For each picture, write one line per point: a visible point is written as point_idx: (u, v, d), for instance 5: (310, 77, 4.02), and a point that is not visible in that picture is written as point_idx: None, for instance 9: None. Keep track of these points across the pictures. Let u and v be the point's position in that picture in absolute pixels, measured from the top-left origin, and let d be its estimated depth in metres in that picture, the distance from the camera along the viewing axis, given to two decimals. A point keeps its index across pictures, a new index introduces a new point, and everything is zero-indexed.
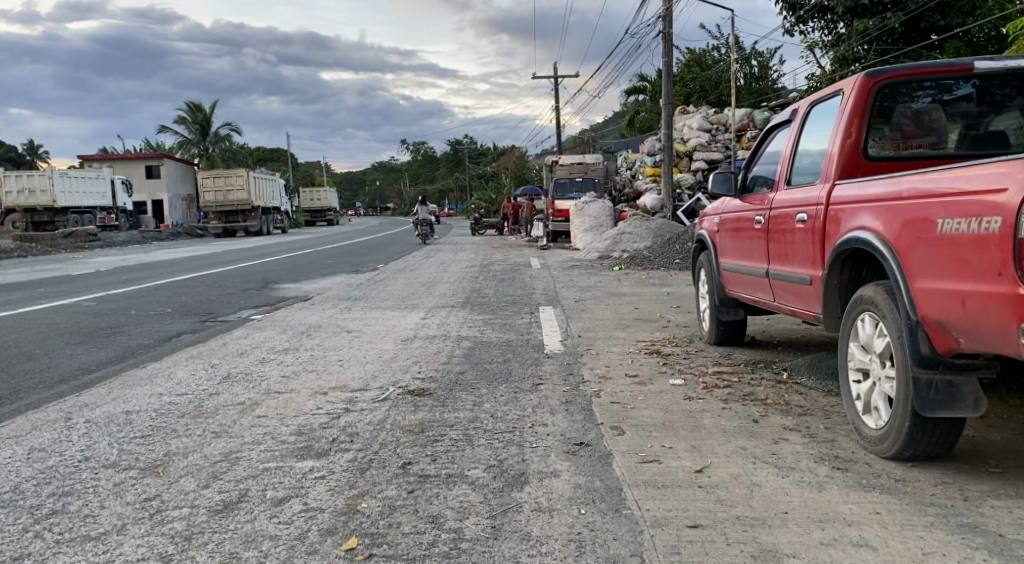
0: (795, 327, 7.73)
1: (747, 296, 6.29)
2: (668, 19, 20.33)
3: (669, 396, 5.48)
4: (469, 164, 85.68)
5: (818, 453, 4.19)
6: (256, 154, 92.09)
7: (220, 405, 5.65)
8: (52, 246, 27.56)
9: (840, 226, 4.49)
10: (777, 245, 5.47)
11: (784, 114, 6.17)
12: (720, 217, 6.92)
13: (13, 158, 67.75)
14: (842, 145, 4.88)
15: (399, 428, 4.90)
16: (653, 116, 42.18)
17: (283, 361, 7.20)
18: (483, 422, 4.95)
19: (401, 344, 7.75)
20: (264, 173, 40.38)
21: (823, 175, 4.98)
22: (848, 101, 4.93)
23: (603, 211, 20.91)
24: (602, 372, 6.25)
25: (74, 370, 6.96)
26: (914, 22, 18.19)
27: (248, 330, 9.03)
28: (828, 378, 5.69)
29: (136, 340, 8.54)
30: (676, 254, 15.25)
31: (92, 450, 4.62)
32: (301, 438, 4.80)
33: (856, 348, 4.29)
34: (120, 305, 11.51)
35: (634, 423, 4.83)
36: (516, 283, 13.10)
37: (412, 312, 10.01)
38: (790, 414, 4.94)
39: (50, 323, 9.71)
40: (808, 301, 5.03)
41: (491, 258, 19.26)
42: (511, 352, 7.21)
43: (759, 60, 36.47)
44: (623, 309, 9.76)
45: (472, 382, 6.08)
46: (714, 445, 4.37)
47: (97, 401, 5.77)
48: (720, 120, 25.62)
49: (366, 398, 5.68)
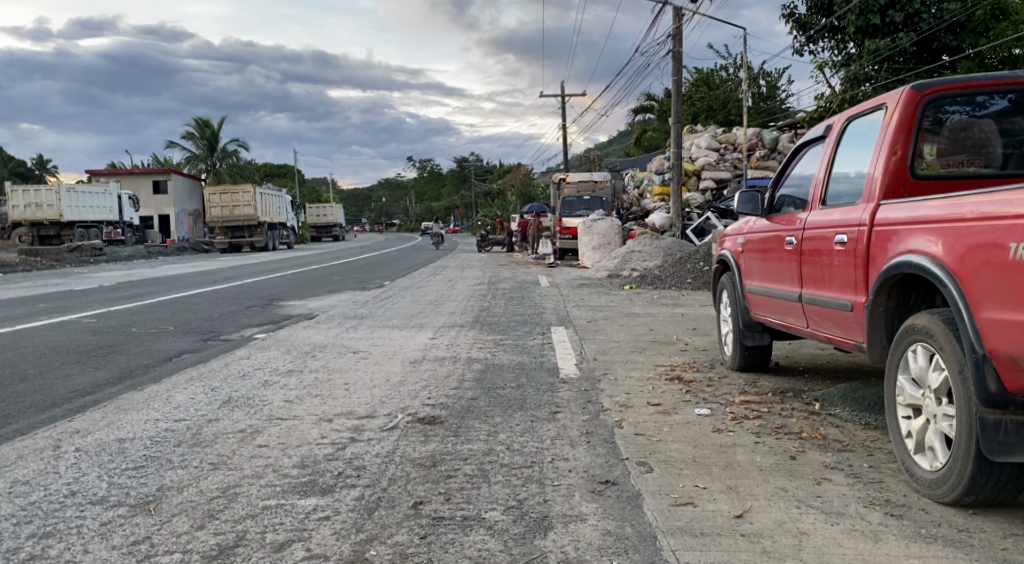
0: (822, 354, 7.40)
1: (775, 321, 5.96)
2: (678, 37, 20.13)
3: (697, 428, 5.13)
4: (475, 182, 85.62)
5: (865, 496, 3.87)
6: (263, 169, 92.06)
7: (219, 433, 5.32)
8: (56, 260, 27.40)
9: (888, 249, 4.17)
10: (811, 269, 5.15)
11: (814, 131, 5.86)
12: (745, 238, 6.60)
13: (22, 172, 68.25)
14: (887, 162, 4.54)
15: (409, 462, 4.56)
16: (660, 135, 42.07)
17: (286, 384, 6.86)
18: (498, 456, 4.61)
19: (409, 367, 7.41)
20: (272, 190, 40.21)
21: (865, 195, 4.65)
22: (892, 115, 4.61)
23: (611, 229, 20.60)
24: (623, 400, 5.89)
25: (68, 393, 6.63)
26: (926, 42, 17.88)
27: (251, 350, 8.72)
28: (863, 410, 5.34)
29: (134, 360, 8.22)
30: (688, 274, 14.78)
31: (79, 484, 4.30)
32: (304, 472, 4.46)
33: (905, 381, 3.97)
34: (121, 323, 11.20)
35: (662, 459, 4.50)
36: (525, 302, 12.81)
37: (420, 332, 9.69)
38: (829, 450, 4.61)
39: (47, 342, 9.39)
40: (849, 328, 4.71)
41: (498, 275, 18.91)
42: (524, 376, 6.86)
43: (767, 80, 36.49)
44: (638, 331, 9.42)
45: (485, 409, 5.74)
46: (751, 486, 4.04)
47: (89, 427, 5.44)
48: (729, 140, 25.43)
49: (373, 427, 5.35)
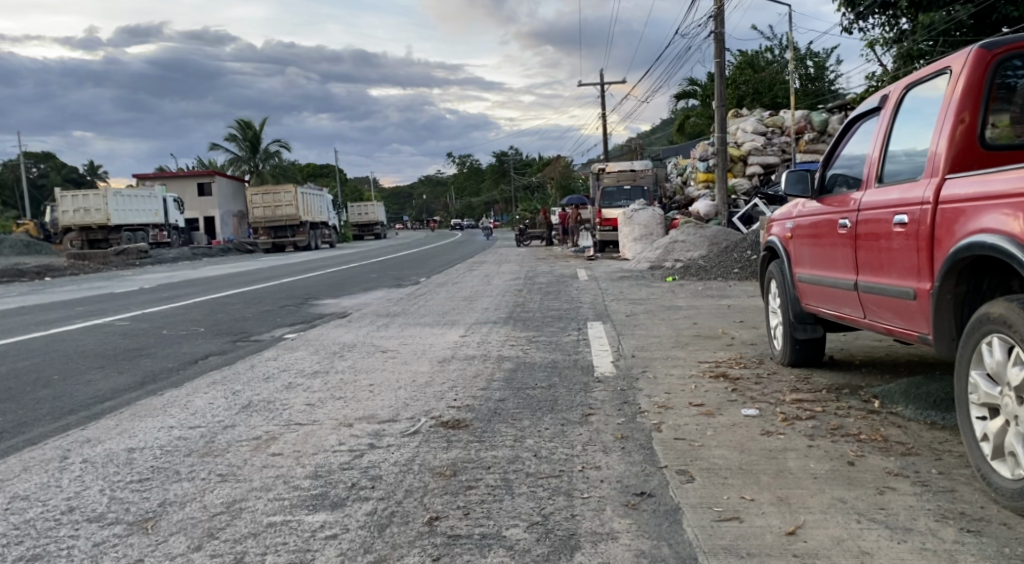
0: (878, 346, 6.91)
1: (829, 311, 5.50)
2: (719, 19, 19.49)
3: (743, 431, 4.71)
4: (516, 176, 85.20)
5: (935, 508, 3.44)
6: (307, 169, 92.83)
7: (233, 440, 5.04)
8: (104, 263, 27.71)
9: (957, 227, 3.72)
10: (868, 253, 4.69)
11: (868, 102, 5.36)
12: (794, 222, 6.12)
13: (76, 179, 69.88)
14: (953, 132, 4.07)
15: (428, 471, 4.22)
16: (703, 121, 41.24)
17: (309, 386, 6.58)
18: (525, 464, 4.25)
19: (438, 367, 7.08)
20: (313, 189, 40.33)
21: (927, 169, 4.18)
22: (958, 80, 4.12)
23: (652, 219, 20.06)
24: (662, 400, 5.49)
25: (88, 399, 6.42)
26: (985, 14, 16.81)
27: (279, 351, 8.46)
28: (929, 408, 4.87)
29: (161, 364, 8.03)
30: (733, 263, 14.24)
31: (79, 499, 4.04)
32: (316, 483, 4.15)
33: (980, 377, 3.54)
34: (154, 325, 11.05)
35: (704, 467, 4.11)
36: (563, 295, 12.41)
37: (453, 329, 9.36)
38: (891, 454, 4.17)
39: (78, 346, 9.26)
40: (911, 319, 4.25)
41: (535, 269, 18.54)
42: (557, 375, 6.48)
43: (814, 61, 35.48)
44: (681, 325, 8.97)
45: (513, 411, 5.38)
46: (804, 497, 3.62)
47: (101, 436, 5.20)
48: (774, 123, 24.59)
49: (395, 432, 5.02)
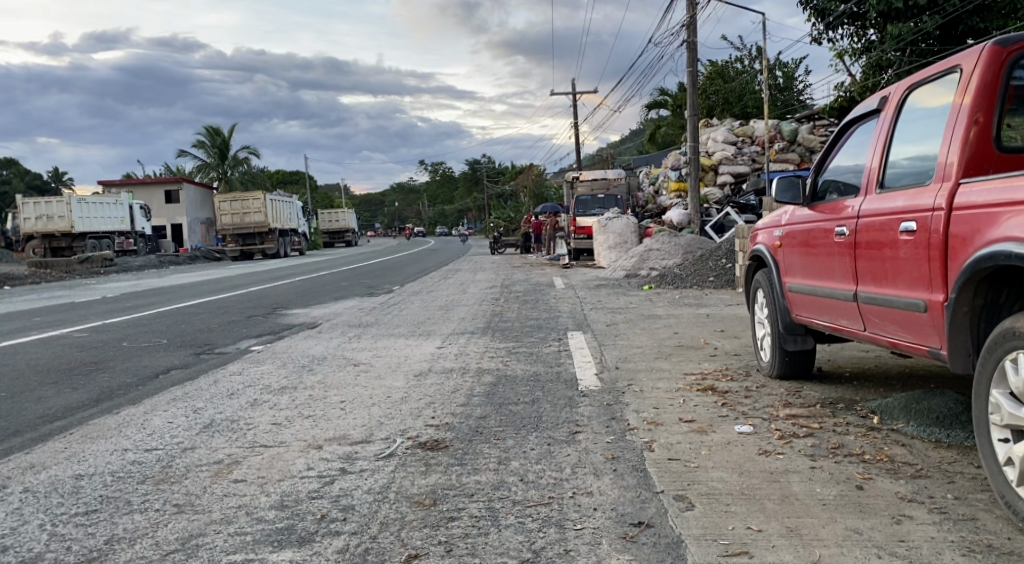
0: (867, 357, 6.70)
1: (822, 323, 5.25)
2: (692, 27, 19.38)
3: (740, 450, 4.43)
4: (488, 184, 84.95)
5: (958, 540, 3.19)
6: (276, 177, 91.71)
7: (192, 465, 4.66)
8: (67, 272, 26.90)
9: (974, 236, 3.47)
10: (870, 262, 4.43)
11: (865, 104, 5.11)
12: (784, 229, 5.85)
13: (39, 186, 68.39)
14: (967, 134, 3.84)
15: (404, 500, 3.89)
16: (675, 130, 41.31)
17: (276, 403, 6.20)
18: (510, 491, 3.93)
19: (412, 382, 6.72)
20: (282, 196, 39.72)
21: (938, 172, 3.94)
22: (971, 77, 3.88)
23: (627, 227, 19.87)
24: (651, 416, 5.19)
25: (36, 419, 5.98)
26: (950, 26, 16.97)
27: (245, 365, 8.05)
28: (931, 425, 4.62)
29: (118, 379, 7.57)
30: (710, 272, 14.03)
31: (16, 536, 3.65)
32: (281, 515, 3.80)
33: (1002, 396, 3.29)
34: (113, 337, 10.54)
35: (704, 491, 3.82)
36: (540, 304, 12.10)
37: (427, 340, 9.02)
38: (900, 476, 3.91)
39: (32, 359, 8.77)
40: (922, 333, 4.00)
41: (510, 277, 18.23)
42: (539, 389, 6.17)
43: (784, 71, 35.71)
44: (663, 334, 8.70)
45: (495, 430, 5.05)
46: (816, 528, 3.35)
47: (48, 461, 4.79)
48: (746, 132, 24.53)
49: (367, 455, 4.68)
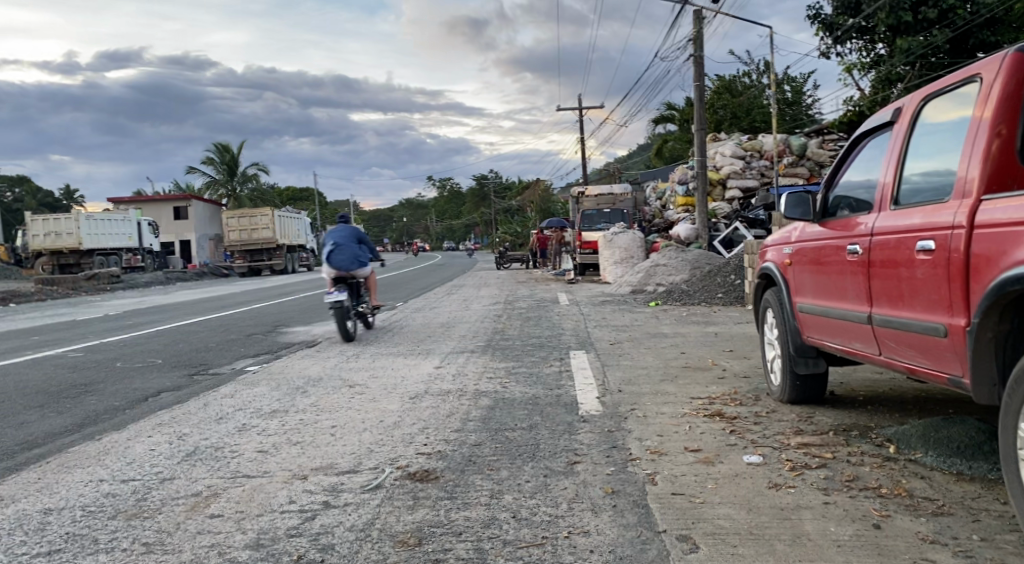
0: (881, 379, 6.43)
1: (835, 345, 4.97)
2: (699, 42, 19.18)
3: (748, 484, 4.16)
4: (496, 200, 84.84)
5: None
6: (285, 193, 91.84)
7: (167, 498, 4.41)
8: (72, 289, 26.75)
9: (1000, 258, 3.21)
10: (885, 282, 4.17)
11: (878, 116, 4.86)
12: (794, 246, 5.60)
13: (49, 203, 68.53)
14: (989, 147, 3.58)
15: (388, 538, 3.63)
16: (683, 145, 41.14)
17: (265, 428, 5.95)
18: (501, 529, 3.67)
19: (407, 404, 6.48)
20: (290, 212, 39.64)
21: (959, 187, 3.68)
22: (993, 86, 3.63)
23: (633, 242, 19.62)
24: (654, 445, 4.93)
25: (14, 446, 5.74)
26: (960, 40, 16.70)
27: (238, 387, 7.81)
28: (951, 455, 4.35)
29: (106, 402, 7.33)
30: (718, 288, 13.77)
31: None
32: (256, 555, 3.55)
33: None
34: (107, 357, 10.31)
35: (710, 531, 3.55)
36: (544, 322, 11.83)
37: (427, 359, 8.77)
38: (920, 513, 3.64)
39: (21, 381, 8.56)
40: (943, 359, 3.73)
41: (515, 293, 17.96)
42: (538, 414, 5.89)
43: (792, 85, 35.50)
44: (668, 354, 8.43)
45: (489, 460, 4.78)
46: None
47: (19, 494, 4.55)
48: (754, 147, 24.26)
49: (353, 486, 4.43)
